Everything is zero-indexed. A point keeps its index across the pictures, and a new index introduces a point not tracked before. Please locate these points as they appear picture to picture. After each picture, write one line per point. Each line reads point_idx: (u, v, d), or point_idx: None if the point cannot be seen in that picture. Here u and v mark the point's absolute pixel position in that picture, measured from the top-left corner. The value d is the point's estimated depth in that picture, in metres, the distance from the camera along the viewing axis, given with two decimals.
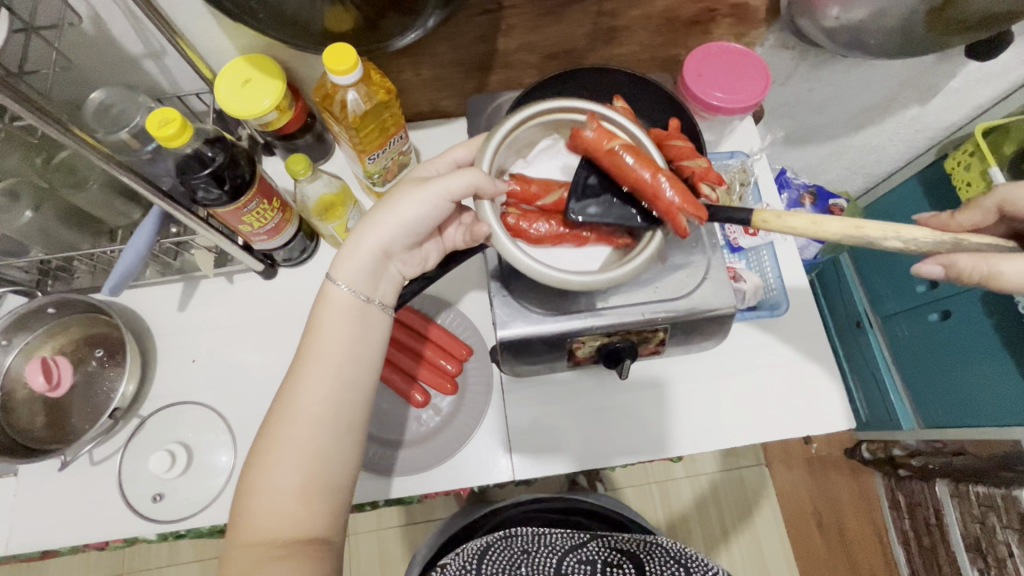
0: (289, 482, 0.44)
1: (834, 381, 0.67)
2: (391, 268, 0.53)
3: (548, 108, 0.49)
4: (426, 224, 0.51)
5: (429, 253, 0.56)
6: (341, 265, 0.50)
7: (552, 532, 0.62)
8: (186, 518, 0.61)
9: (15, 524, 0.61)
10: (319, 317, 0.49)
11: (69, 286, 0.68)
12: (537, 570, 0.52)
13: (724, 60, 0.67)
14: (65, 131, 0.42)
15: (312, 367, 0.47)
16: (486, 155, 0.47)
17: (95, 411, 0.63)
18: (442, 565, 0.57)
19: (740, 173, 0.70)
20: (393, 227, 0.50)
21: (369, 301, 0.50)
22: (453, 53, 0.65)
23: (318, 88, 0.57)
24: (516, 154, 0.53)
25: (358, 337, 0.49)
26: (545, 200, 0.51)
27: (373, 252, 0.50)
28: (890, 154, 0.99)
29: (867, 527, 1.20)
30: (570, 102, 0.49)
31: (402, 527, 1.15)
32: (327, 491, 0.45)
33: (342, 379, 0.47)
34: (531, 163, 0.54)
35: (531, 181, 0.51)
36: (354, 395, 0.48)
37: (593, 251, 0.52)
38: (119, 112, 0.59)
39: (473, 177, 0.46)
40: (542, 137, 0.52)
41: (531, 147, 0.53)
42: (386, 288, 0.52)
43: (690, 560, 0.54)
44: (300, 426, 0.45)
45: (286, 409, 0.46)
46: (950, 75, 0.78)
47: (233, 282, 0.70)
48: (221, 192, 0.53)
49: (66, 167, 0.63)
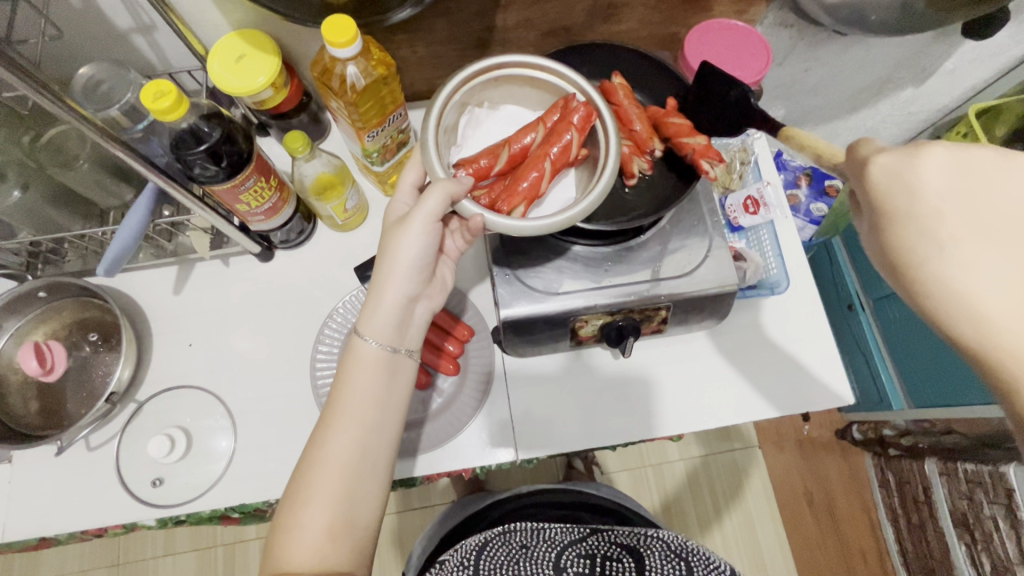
0: (319, 518, 0.44)
1: (830, 359, 0.67)
2: (417, 311, 0.53)
3: (459, 81, 0.47)
4: (430, 254, 0.51)
5: (444, 276, 0.56)
6: (365, 320, 0.50)
7: (550, 525, 0.61)
8: (185, 502, 0.60)
9: (11, 511, 0.60)
10: (346, 369, 0.50)
11: (60, 270, 0.67)
12: (536, 565, 0.52)
13: (723, 38, 0.68)
14: (58, 102, 0.41)
15: (339, 417, 0.47)
16: (437, 164, 0.45)
17: (91, 395, 0.62)
18: (441, 562, 0.56)
19: (740, 154, 0.73)
20: (407, 273, 0.50)
21: (396, 351, 0.51)
22: (450, 30, 0.64)
23: (316, 63, 0.57)
24: (448, 147, 0.50)
25: (385, 386, 0.50)
26: (499, 166, 0.48)
27: (397, 303, 0.50)
28: (882, 137, 0.99)
29: (856, 505, 1.22)
30: (470, 67, 0.47)
31: (398, 514, 1.15)
32: (353, 531, 0.46)
33: (368, 426, 0.48)
34: (464, 144, 0.51)
35: (476, 158, 0.48)
36: (380, 440, 0.48)
37: (567, 181, 0.50)
38: (108, 89, 0.57)
39: (443, 189, 0.45)
40: (457, 116, 0.50)
41: (454, 131, 0.50)
42: (413, 335, 0.53)
43: (691, 553, 0.54)
44: (329, 471, 0.46)
45: (315, 452, 0.47)
46: (945, 55, 0.78)
47: (229, 264, 0.69)
48: (218, 168, 0.52)
49: (54, 145, 0.62)
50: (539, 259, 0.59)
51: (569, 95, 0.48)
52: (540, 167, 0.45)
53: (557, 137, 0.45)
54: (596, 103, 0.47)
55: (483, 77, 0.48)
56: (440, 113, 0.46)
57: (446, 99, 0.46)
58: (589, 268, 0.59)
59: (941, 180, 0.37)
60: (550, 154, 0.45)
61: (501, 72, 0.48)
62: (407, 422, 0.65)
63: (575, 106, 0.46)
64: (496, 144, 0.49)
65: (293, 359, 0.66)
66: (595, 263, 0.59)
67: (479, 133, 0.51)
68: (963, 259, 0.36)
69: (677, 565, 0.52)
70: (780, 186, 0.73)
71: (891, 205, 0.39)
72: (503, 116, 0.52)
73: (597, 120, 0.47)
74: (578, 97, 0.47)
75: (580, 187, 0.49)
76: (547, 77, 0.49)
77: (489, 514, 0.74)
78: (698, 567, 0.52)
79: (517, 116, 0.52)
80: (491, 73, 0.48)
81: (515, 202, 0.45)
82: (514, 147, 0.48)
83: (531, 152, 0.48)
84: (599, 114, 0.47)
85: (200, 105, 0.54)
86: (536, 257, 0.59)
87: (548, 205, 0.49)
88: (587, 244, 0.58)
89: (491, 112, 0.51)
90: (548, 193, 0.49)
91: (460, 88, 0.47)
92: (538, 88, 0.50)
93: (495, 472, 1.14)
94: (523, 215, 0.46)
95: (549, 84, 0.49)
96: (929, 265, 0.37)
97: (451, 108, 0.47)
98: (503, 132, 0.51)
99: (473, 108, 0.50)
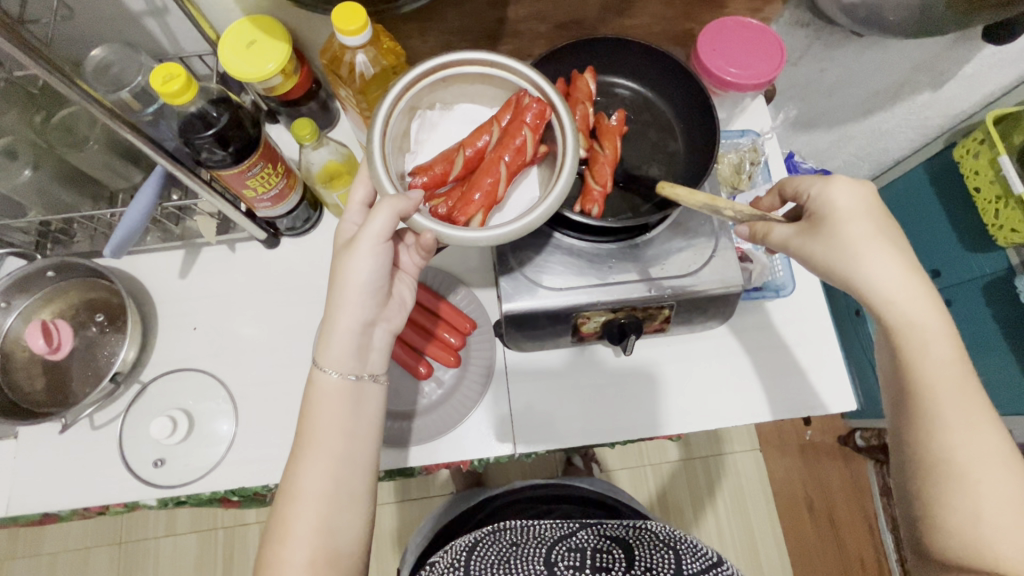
0: (300, 555, 0.45)
1: (835, 363, 0.67)
2: (375, 337, 0.52)
3: (400, 86, 0.46)
4: (382, 275, 0.50)
5: (402, 294, 0.55)
6: (323, 351, 0.50)
7: (541, 522, 0.60)
8: (186, 484, 0.61)
9: (16, 485, 0.61)
10: (310, 407, 0.49)
11: (68, 249, 0.67)
12: (526, 563, 0.52)
13: (738, 35, 0.66)
14: (68, 83, 0.41)
15: (309, 451, 0.47)
16: (383, 179, 0.44)
17: (96, 374, 0.63)
18: (431, 563, 0.56)
19: (751, 154, 0.71)
20: (358, 299, 0.49)
21: (359, 377, 0.51)
22: (462, 20, 0.63)
23: (326, 50, 0.59)
24: (401, 154, 0.49)
25: (351, 415, 0.49)
26: (455, 171, 0.48)
27: (352, 330, 0.50)
28: (897, 141, 0.98)
29: (856, 512, 1.21)
30: (411, 71, 0.46)
31: (397, 504, 1.16)
32: (338, 562, 0.46)
33: (339, 458, 0.48)
34: (419, 150, 0.50)
35: (431, 166, 0.48)
36: (353, 469, 0.48)
37: (529, 182, 0.50)
38: (119, 71, 0.57)
39: (390, 208, 0.44)
40: (408, 121, 0.49)
41: (408, 138, 0.50)
42: (376, 359, 0.52)
43: (680, 543, 0.54)
44: (305, 507, 0.46)
45: (289, 489, 0.47)
46: (964, 60, 0.76)
47: (235, 250, 0.70)
48: (225, 153, 0.53)
49: (65, 126, 0.62)
50: (541, 256, 0.59)
51: (522, 92, 0.47)
52: (495, 173, 0.46)
53: (509, 141, 0.45)
54: (547, 97, 0.46)
55: (428, 79, 0.47)
56: (385, 123, 0.45)
57: (391, 107, 0.46)
58: (594, 266, 0.58)
59: (870, 201, 0.45)
60: (503, 158, 0.45)
61: (448, 72, 0.48)
62: (406, 413, 0.65)
63: (527, 104, 0.46)
64: (451, 149, 0.49)
65: (295, 346, 0.66)
66: (598, 261, 0.59)
67: (432, 137, 0.50)
68: (887, 257, 0.44)
69: (668, 557, 0.51)
70: None
71: (837, 215, 0.45)
72: (458, 116, 0.51)
73: (552, 115, 0.46)
74: (531, 95, 0.47)
75: (543, 185, 0.49)
76: (497, 73, 0.48)
77: (487, 506, 0.74)
78: (687, 558, 0.52)
79: (473, 114, 0.51)
80: (438, 74, 0.47)
81: (472, 211, 0.45)
82: (469, 152, 0.48)
83: (486, 155, 0.48)
84: (554, 109, 0.46)
85: (208, 91, 0.54)
86: (538, 252, 0.59)
87: (511, 208, 0.49)
88: (591, 239, 0.58)
89: (445, 113, 0.51)
90: (509, 196, 0.49)
91: (405, 94, 0.46)
92: (490, 84, 0.50)
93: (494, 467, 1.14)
94: (481, 223, 0.46)
95: (503, 79, 0.48)
96: (867, 266, 0.44)
97: (397, 115, 0.46)
98: (459, 132, 0.51)
99: (423, 111, 0.50)
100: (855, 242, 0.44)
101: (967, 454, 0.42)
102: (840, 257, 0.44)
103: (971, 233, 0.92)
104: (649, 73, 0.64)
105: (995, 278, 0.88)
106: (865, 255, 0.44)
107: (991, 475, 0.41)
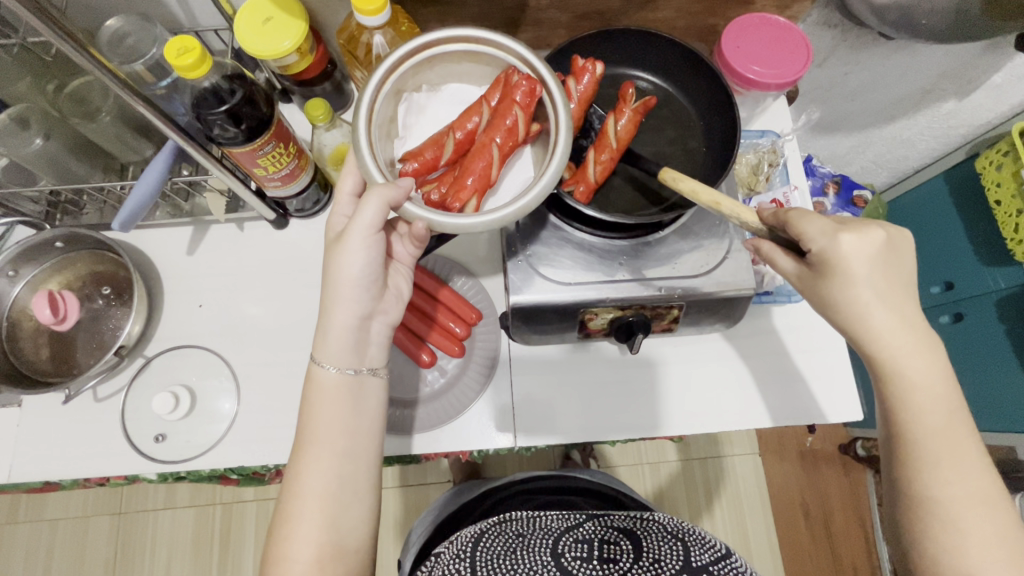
0: (306, 552, 0.45)
1: (843, 373, 0.66)
2: (373, 332, 0.52)
3: (386, 70, 0.45)
4: (377, 269, 0.50)
5: (399, 285, 0.54)
6: (321, 347, 0.49)
7: (549, 513, 0.60)
8: (186, 460, 0.61)
9: (18, 452, 0.61)
10: (310, 401, 0.49)
11: (77, 220, 0.68)
12: (533, 552, 0.51)
13: (763, 32, 0.64)
14: (83, 51, 0.40)
15: (311, 448, 0.47)
16: (372, 167, 0.44)
17: (101, 346, 0.63)
18: (436, 555, 0.55)
19: (769, 154, 0.70)
20: (353, 293, 0.49)
21: (358, 372, 0.50)
22: (482, 6, 0.62)
23: (344, 29, 0.60)
24: (390, 141, 0.49)
25: (352, 412, 0.49)
26: (445, 155, 0.48)
27: (350, 324, 0.50)
28: (918, 149, 0.96)
29: (853, 522, 1.20)
30: (396, 53, 0.45)
31: (398, 489, 1.16)
32: (343, 558, 0.46)
33: (342, 454, 0.48)
34: (407, 135, 0.50)
35: (420, 151, 0.47)
36: (356, 467, 0.48)
37: (522, 162, 0.49)
38: (133, 42, 0.57)
39: (380, 197, 0.44)
40: (396, 104, 0.48)
41: (396, 122, 0.49)
42: (376, 353, 0.52)
43: (688, 535, 0.53)
44: (309, 506, 0.46)
45: (292, 484, 0.47)
46: (993, 68, 0.74)
47: (243, 229, 0.69)
48: (238, 130, 0.52)
49: (78, 96, 0.62)
50: (546, 249, 0.58)
51: (510, 70, 0.47)
52: (487, 156, 0.45)
53: (500, 121, 0.44)
54: (536, 74, 0.45)
55: (414, 60, 0.46)
56: (371, 107, 0.45)
57: (376, 91, 0.45)
58: (601, 261, 0.58)
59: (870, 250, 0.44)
60: (495, 140, 0.45)
61: (434, 52, 0.46)
62: (408, 400, 0.65)
63: (516, 83, 0.45)
64: (440, 133, 0.48)
65: (299, 327, 0.66)
66: (607, 256, 0.58)
67: (421, 126, 0.50)
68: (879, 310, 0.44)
69: (676, 547, 0.51)
70: (805, 193, 0.71)
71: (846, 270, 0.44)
72: (447, 97, 0.50)
73: (543, 92, 0.45)
74: (519, 73, 0.46)
75: (537, 165, 0.48)
76: (483, 50, 0.47)
77: (484, 499, 0.74)
78: (695, 548, 0.51)
79: (462, 94, 0.51)
80: (423, 55, 0.46)
81: (465, 197, 0.45)
82: (459, 135, 0.47)
83: (477, 136, 0.47)
84: (544, 86, 0.45)
85: (223, 65, 0.53)
86: (544, 244, 0.58)
87: (505, 190, 0.48)
88: (602, 234, 0.57)
89: (432, 95, 0.50)
90: (503, 178, 0.48)
91: (391, 77, 0.45)
92: (477, 62, 0.49)
93: (491, 458, 1.17)
94: (476, 208, 0.45)
95: (493, 59, 0.47)
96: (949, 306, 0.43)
97: (382, 99, 0.46)
98: (449, 114, 0.50)
99: (410, 95, 0.49)
100: (871, 311, 0.44)
101: (947, 501, 0.42)
102: (864, 327, 0.44)
103: (987, 245, 0.90)
104: (669, 67, 0.63)
105: (1010, 293, 0.86)
106: (886, 336, 0.44)
107: (972, 523, 0.41)
